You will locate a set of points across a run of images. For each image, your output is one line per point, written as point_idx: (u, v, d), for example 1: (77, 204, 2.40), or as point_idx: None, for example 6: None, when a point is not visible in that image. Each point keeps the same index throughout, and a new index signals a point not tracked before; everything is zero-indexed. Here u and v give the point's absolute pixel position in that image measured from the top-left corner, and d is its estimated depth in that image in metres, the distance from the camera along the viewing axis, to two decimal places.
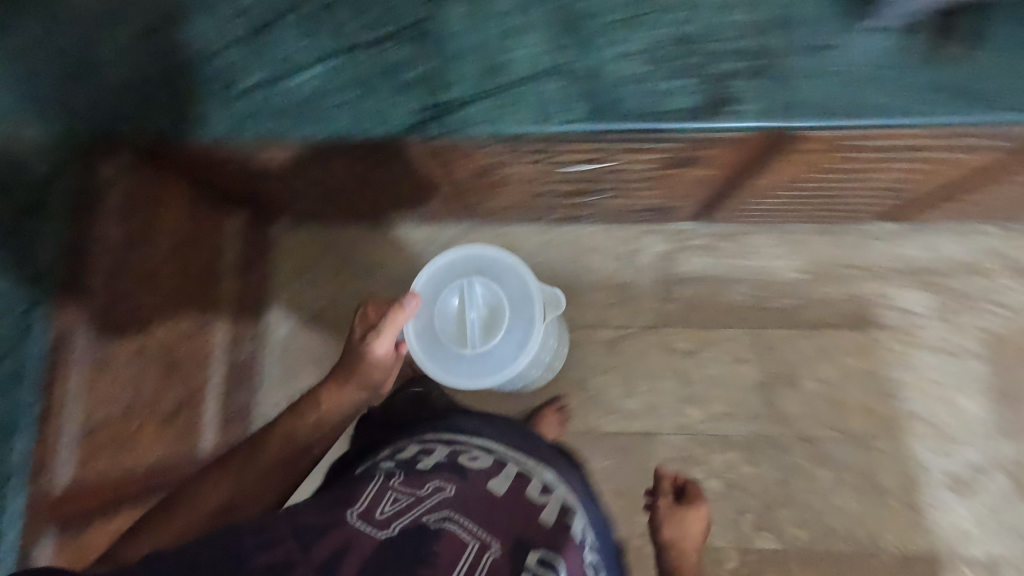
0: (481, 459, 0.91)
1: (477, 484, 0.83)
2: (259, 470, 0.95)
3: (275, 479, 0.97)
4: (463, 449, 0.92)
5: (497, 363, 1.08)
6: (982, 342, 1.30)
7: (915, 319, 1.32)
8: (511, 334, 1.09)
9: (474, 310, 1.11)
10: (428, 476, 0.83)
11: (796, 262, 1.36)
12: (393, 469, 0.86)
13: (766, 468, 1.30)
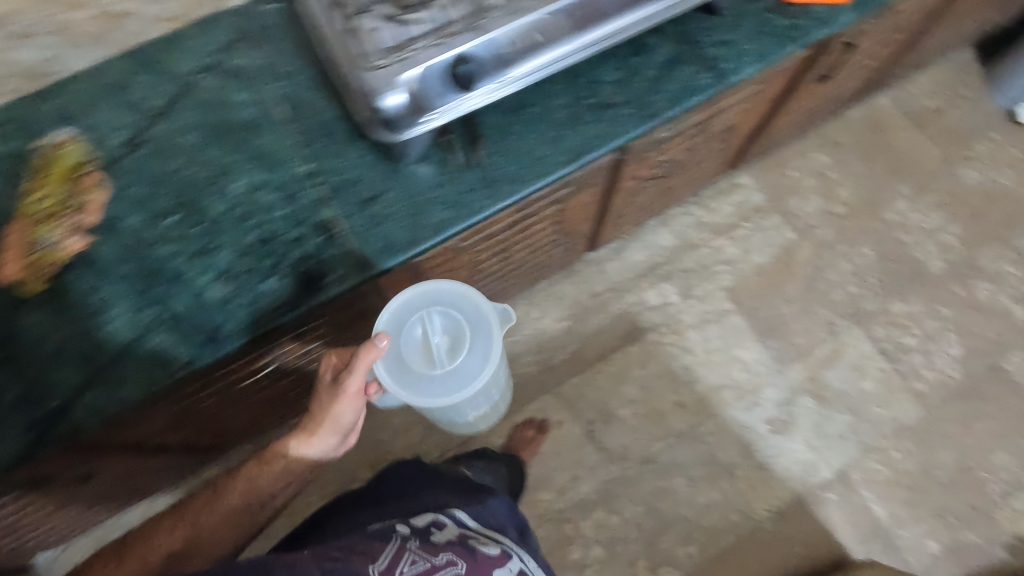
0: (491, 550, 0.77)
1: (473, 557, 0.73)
2: (264, 483, 0.86)
3: (263, 481, 0.86)
4: (471, 533, 0.79)
5: (454, 386, 0.87)
6: (727, 299, 1.46)
7: (671, 310, 1.46)
8: (466, 362, 0.87)
9: (437, 336, 0.86)
10: (441, 550, 0.72)
11: (558, 315, 1.46)
12: (403, 535, 0.75)
13: (628, 508, 1.32)
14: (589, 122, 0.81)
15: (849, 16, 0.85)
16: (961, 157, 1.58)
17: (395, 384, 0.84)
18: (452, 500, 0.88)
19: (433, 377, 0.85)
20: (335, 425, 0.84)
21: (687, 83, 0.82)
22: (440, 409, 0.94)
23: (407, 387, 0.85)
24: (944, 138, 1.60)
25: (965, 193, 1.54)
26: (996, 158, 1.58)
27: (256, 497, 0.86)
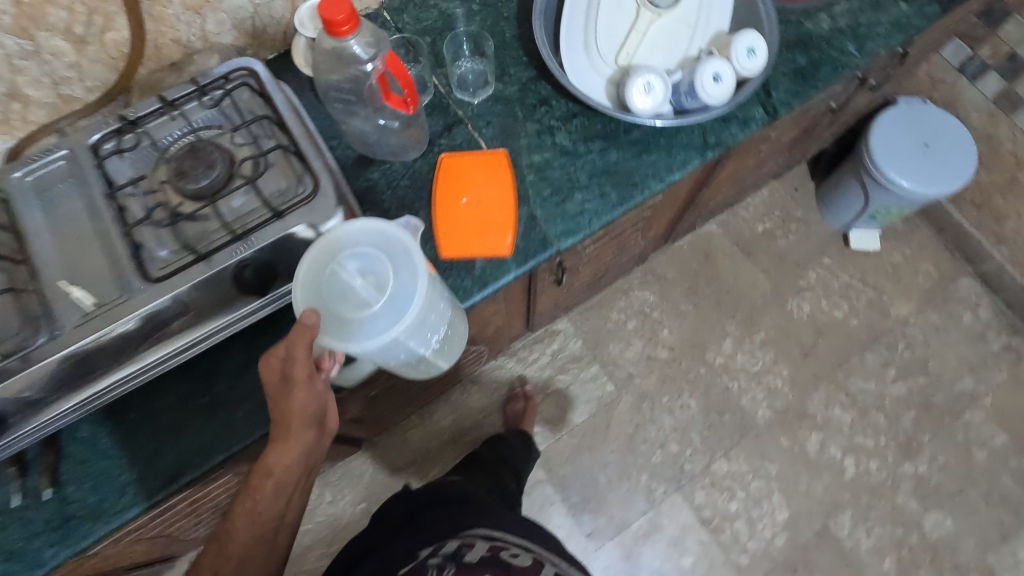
0: (521, 561, 0.67)
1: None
2: (268, 537, 0.65)
3: (256, 537, 0.64)
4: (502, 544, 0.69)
5: (401, 303, 0.61)
6: (537, 467, 1.35)
7: None
8: (402, 280, 0.61)
9: (358, 278, 0.61)
10: (478, 570, 0.62)
11: (354, 496, 1.34)
12: (437, 561, 0.64)
13: None
14: (198, 429, 0.69)
15: (511, 274, 0.75)
16: (793, 287, 1.48)
17: (358, 340, 0.61)
18: (500, 520, 0.75)
19: (378, 311, 0.60)
20: (297, 424, 0.62)
21: None
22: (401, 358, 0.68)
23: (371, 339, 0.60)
24: (774, 265, 1.50)
25: (796, 329, 1.44)
26: (830, 287, 1.48)
27: (265, 530, 0.64)
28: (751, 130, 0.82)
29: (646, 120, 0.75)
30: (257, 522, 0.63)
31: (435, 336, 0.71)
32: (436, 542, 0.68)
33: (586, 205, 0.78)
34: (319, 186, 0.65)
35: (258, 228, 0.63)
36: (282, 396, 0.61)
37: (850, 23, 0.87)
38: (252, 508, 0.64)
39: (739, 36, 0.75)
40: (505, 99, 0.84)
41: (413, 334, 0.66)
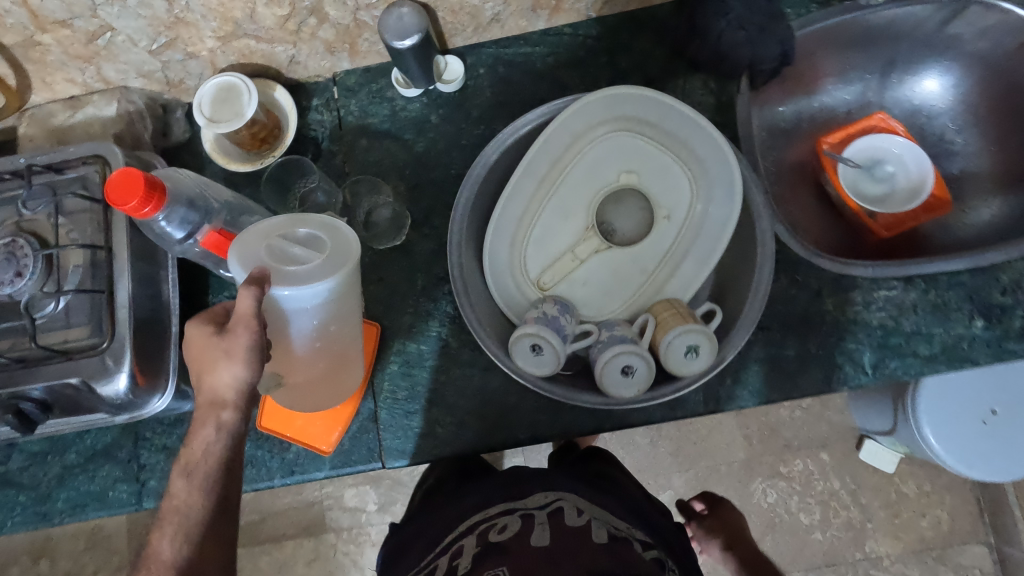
0: (512, 529, 0.59)
1: (524, 547, 0.56)
2: (215, 520, 0.53)
3: (199, 515, 0.53)
4: (488, 526, 0.60)
5: (341, 256, 0.52)
6: None
7: (360, 518, 1.34)
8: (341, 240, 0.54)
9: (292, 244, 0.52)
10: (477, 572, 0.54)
11: None
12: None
13: None
14: None
15: (320, 473, 0.66)
16: (769, 469, 1.27)
17: (293, 296, 0.51)
18: (471, 499, 0.65)
19: (323, 261, 0.51)
20: (217, 394, 0.54)
21: (99, 490, 0.68)
22: (334, 334, 0.57)
23: (321, 285, 0.50)
24: (762, 434, 1.28)
25: (748, 514, 1.26)
26: (811, 486, 1.26)
27: (216, 506, 0.53)
28: (675, 417, 0.64)
29: (525, 381, 0.59)
30: (191, 505, 0.53)
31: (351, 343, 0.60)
32: (431, 564, 0.60)
33: (439, 426, 0.66)
34: (113, 337, 0.58)
35: (40, 363, 0.58)
36: (206, 367, 0.53)
37: (885, 321, 0.63)
38: (176, 491, 0.53)
39: (680, 329, 0.56)
40: (412, 255, 0.69)
41: (343, 313, 0.56)
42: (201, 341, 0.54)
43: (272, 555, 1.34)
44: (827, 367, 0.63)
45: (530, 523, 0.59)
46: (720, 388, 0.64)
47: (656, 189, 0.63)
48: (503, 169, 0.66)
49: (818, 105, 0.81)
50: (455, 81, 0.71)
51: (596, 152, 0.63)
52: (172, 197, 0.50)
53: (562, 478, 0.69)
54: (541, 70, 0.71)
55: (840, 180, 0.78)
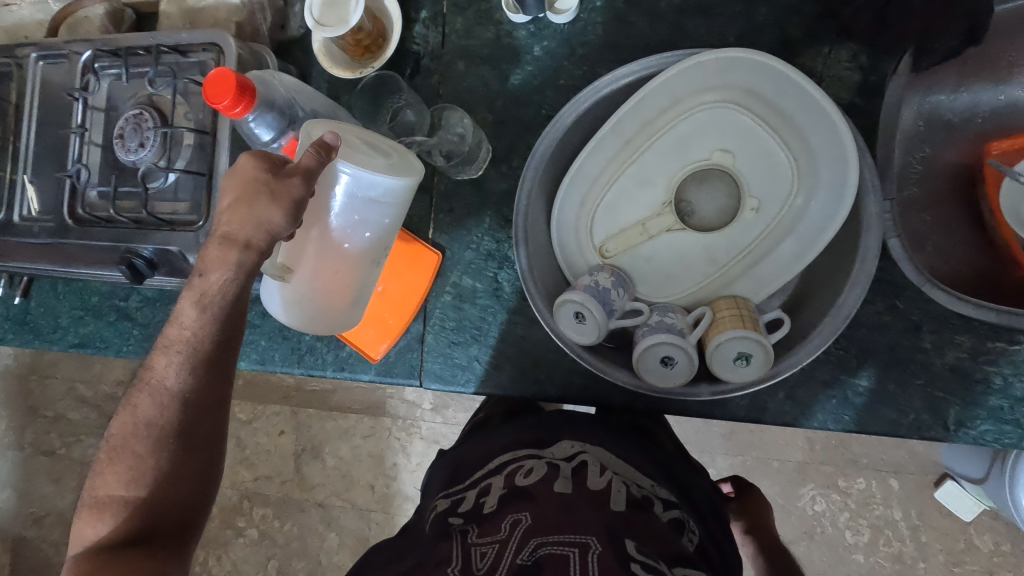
0: (537, 474, 0.55)
1: (549, 494, 0.51)
2: (214, 360, 0.56)
3: (202, 349, 0.55)
4: (515, 470, 0.56)
5: (404, 168, 0.54)
6: None
7: (415, 412, 1.46)
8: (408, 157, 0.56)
9: (364, 141, 0.53)
10: (500, 511, 0.50)
11: None
12: (460, 523, 0.51)
13: (288, 524, 1.53)
14: (107, 321, 0.83)
15: (367, 376, 0.71)
16: (825, 478, 1.20)
17: (352, 175, 0.51)
18: (504, 441, 0.62)
19: (389, 161, 0.53)
20: (232, 232, 0.50)
21: None
22: (357, 250, 0.56)
23: (386, 175, 0.51)
24: (826, 442, 1.20)
25: (787, 515, 1.21)
26: (867, 508, 1.18)
27: (208, 357, 0.56)
28: (712, 415, 0.60)
29: (563, 346, 0.58)
30: (196, 337, 0.54)
31: (373, 259, 0.58)
32: (459, 495, 0.57)
33: (477, 362, 0.68)
34: (208, 217, 0.64)
35: (151, 228, 0.66)
36: (244, 202, 0.49)
37: (988, 378, 0.54)
38: (184, 319, 0.54)
39: (734, 334, 0.51)
40: (484, 192, 0.69)
41: (385, 224, 0.56)
42: (250, 173, 0.50)
43: (336, 422, 1.51)
44: (901, 409, 0.56)
45: (553, 473, 0.54)
46: (769, 399, 0.59)
47: (752, 174, 0.57)
48: (593, 121, 0.61)
49: (1005, 100, 0.66)
50: (568, 12, 0.65)
51: (696, 121, 0.57)
52: (262, 99, 0.52)
53: (608, 428, 0.63)
54: (664, 12, 0.64)
55: (1000, 198, 0.66)
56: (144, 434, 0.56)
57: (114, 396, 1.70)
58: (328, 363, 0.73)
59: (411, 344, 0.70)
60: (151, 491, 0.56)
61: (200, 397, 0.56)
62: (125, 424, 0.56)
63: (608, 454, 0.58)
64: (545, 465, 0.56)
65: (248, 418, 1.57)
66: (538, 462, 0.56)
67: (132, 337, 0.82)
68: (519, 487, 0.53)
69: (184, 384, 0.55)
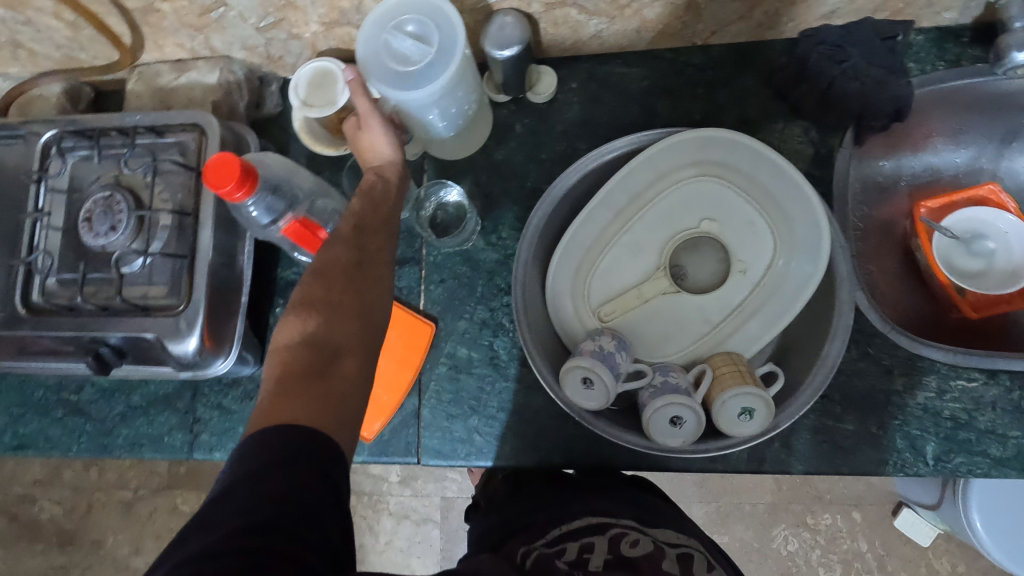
0: (643, 548, 0.55)
1: (657, 569, 0.52)
2: (381, 237, 0.53)
3: (374, 222, 0.53)
4: (620, 532, 0.57)
5: (451, 52, 0.55)
6: (437, 508, 1.36)
7: (382, 486, 1.38)
8: (450, 28, 0.55)
9: (408, 46, 0.55)
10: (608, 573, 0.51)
11: None
12: (566, 569, 0.52)
13: None
14: (53, 418, 0.75)
15: (358, 457, 0.68)
16: (794, 517, 1.25)
17: (401, 101, 0.57)
18: (596, 499, 0.61)
19: (433, 62, 0.55)
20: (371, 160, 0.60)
21: (156, 434, 0.73)
22: (454, 118, 0.65)
23: (428, 90, 0.55)
24: (790, 480, 1.26)
25: (762, 557, 1.24)
26: (836, 543, 1.23)
27: (363, 256, 0.51)
28: (716, 470, 0.62)
29: (571, 411, 0.59)
30: (366, 213, 0.54)
31: (470, 112, 0.66)
32: (556, 543, 0.56)
33: (476, 434, 0.67)
34: (189, 301, 0.61)
35: (124, 315, 0.62)
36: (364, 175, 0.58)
37: (956, 413, 0.60)
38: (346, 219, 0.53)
39: (738, 390, 0.54)
40: (475, 262, 0.70)
41: (461, 92, 0.61)
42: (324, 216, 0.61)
43: None
44: (886, 449, 0.60)
45: (661, 549, 0.55)
46: (767, 449, 0.62)
47: (737, 239, 0.61)
48: (582, 192, 0.65)
49: (922, 165, 0.76)
50: (547, 93, 0.70)
51: (684, 191, 0.61)
52: (262, 182, 0.52)
53: (690, 525, 0.64)
54: (635, 92, 0.70)
55: (932, 248, 0.74)
56: (317, 321, 0.47)
57: (28, 497, 1.51)
58: None
59: (410, 423, 0.68)
60: (321, 377, 0.44)
61: (364, 293, 0.50)
62: (289, 323, 0.47)
63: (700, 549, 0.59)
64: (652, 541, 0.57)
65: (190, 507, 1.45)
66: (646, 535, 0.57)
67: (84, 432, 0.74)
68: (631, 556, 0.53)
69: (355, 274, 0.50)
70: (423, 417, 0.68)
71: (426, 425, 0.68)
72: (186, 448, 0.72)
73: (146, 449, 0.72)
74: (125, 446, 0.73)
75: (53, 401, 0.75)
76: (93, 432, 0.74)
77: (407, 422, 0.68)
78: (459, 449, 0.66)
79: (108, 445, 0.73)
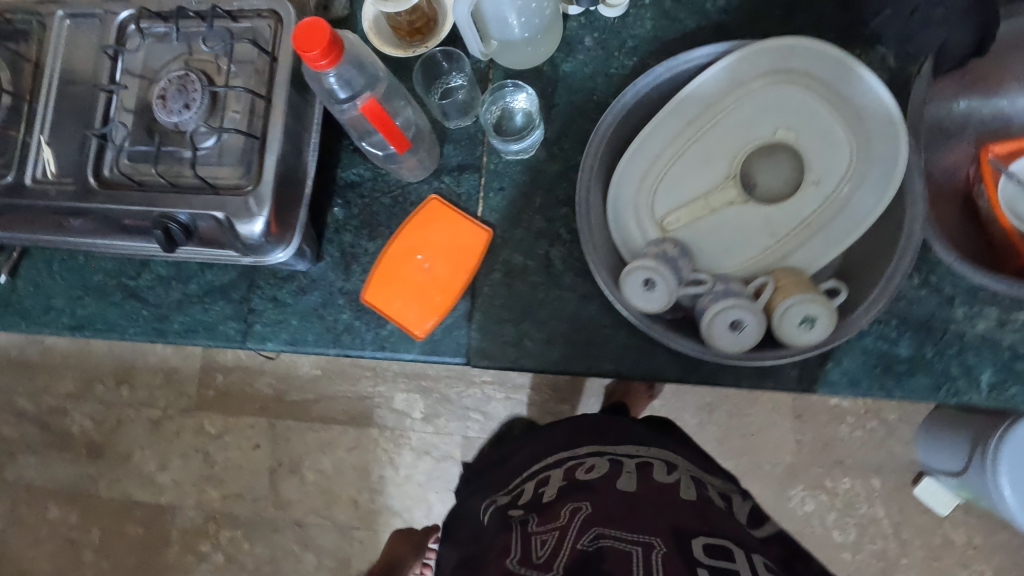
0: (599, 471, 0.72)
1: (608, 488, 0.69)
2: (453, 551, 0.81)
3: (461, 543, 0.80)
4: (575, 464, 0.74)
5: None
6: (458, 446, 1.39)
7: (405, 422, 1.41)
8: None
9: None
10: (560, 503, 0.69)
11: (315, 360, 1.46)
12: (525, 514, 0.71)
13: (260, 546, 1.43)
14: (110, 300, 0.77)
15: (408, 355, 0.70)
16: (813, 479, 1.26)
17: None
18: (552, 440, 0.80)
19: None
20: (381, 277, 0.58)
21: (211, 322, 0.74)
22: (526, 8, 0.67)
23: None
24: (811, 443, 1.26)
25: (777, 516, 1.26)
26: (852, 507, 1.24)
27: None
28: (764, 387, 0.63)
29: (629, 313, 0.59)
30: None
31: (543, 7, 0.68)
32: (521, 488, 0.76)
33: (526, 339, 0.68)
34: (258, 183, 0.62)
35: (192, 193, 0.63)
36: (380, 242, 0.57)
37: (1014, 345, 0.60)
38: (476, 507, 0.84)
39: (802, 297, 0.55)
40: (536, 172, 0.70)
41: None
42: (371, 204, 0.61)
43: (319, 433, 1.44)
44: (939, 376, 0.60)
45: (614, 466, 0.72)
46: (818, 370, 0.62)
47: (815, 154, 0.59)
48: (652, 103, 0.65)
49: (991, 110, 0.75)
50: (620, 6, 0.69)
51: (762, 100, 0.59)
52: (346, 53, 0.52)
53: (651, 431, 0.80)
54: (710, 11, 0.69)
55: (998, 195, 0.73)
56: None
57: (61, 410, 1.55)
58: (366, 341, 0.70)
59: (462, 325, 0.69)
60: None
61: None
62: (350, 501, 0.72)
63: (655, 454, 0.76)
64: (601, 462, 0.74)
65: (217, 429, 1.48)
66: (596, 459, 0.74)
67: (141, 316, 0.76)
68: (579, 481, 0.71)
69: None
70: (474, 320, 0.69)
71: (477, 328, 0.69)
72: (238, 337, 0.73)
73: (199, 336, 0.74)
74: (179, 332, 0.75)
75: (112, 285, 0.77)
76: (148, 316, 0.76)
77: (459, 325, 0.69)
78: (510, 352, 0.67)
79: (161, 330, 0.75)
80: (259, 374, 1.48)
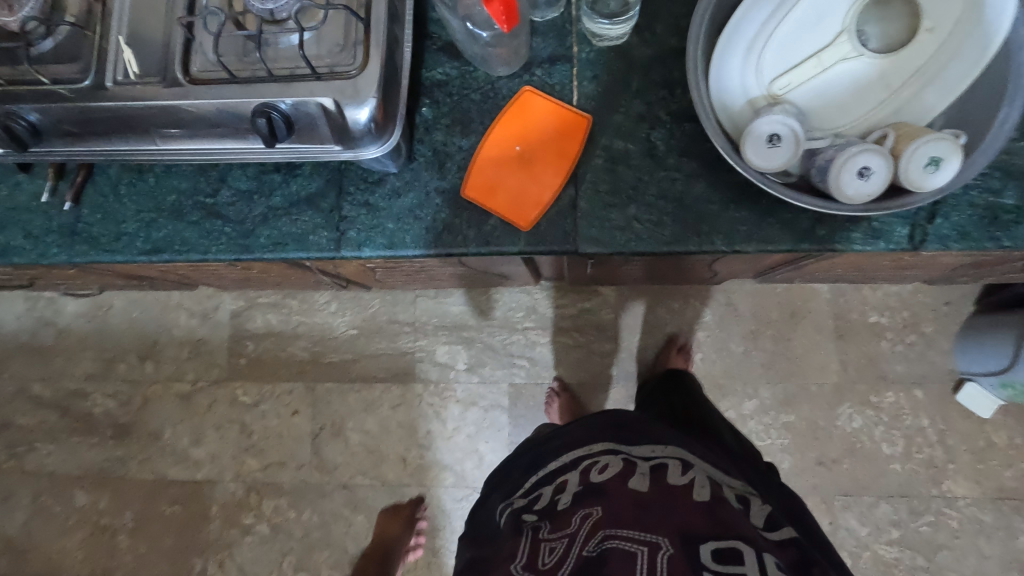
0: (613, 471, 0.67)
1: (620, 489, 0.63)
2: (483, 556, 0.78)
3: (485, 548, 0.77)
4: (587, 467, 0.69)
5: None
6: (505, 395, 1.38)
7: (449, 374, 1.39)
8: None
9: None
10: (571, 510, 0.64)
11: (351, 319, 1.42)
12: (535, 520, 0.67)
13: (306, 513, 1.39)
14: (187, 221, 0.74)
15: (513, 248, 0.69)
16: (859, 396, 1.29)
17: None
18: (570, 437, 0.75)
19: None
20: None
21: (300, 233, 0.72)
22: None
23: None
24: (855, 361, 1.29)
25: (827, 434, 1.28)
26: (898, 420, 1.27)
27: None
28: (876, 247, 0.65)
29: (752, 174, 0.60)
30: None
31: None
32: (534, 494, 0.71)
33: (635, 221, 0.67)
34: (366, 66, 0.60)
35: (296, 81, 0.61)
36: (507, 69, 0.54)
37: None
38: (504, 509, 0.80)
39: (928, 138, 0.56)
40: (630, 58, 0.70)
41: None
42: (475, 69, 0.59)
43: (360, 394, 1.41)
44: None
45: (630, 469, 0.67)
46: (928, 226, 0.64)
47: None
48: None
49: None
50: None
51: None
52: None
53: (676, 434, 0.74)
54: None
55: None
56: None
57: (81, 392, 1.48)
58: (469, 237, 0.69)
59: (568, 214, 0.68)
60: None
61: None
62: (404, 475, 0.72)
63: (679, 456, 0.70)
64: (614, 467, 0.68)
65: (252, 399, 1.44)
66: (614, 462, 0.68)
67: (223, 234, 0.73)
68: (590, 486, 0.65)
69: None
70: (580, 207, 0.68)
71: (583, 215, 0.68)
72: (330, 246, 0.71)
73: (288, 249, 0.72)
74: (265, 246, 0.72)
75: (190, 203, 0.74)
76: (231, 233, 0.73)
77: (565, 214, 0.68)
78: (620, 236, 0.67)
79: (246, 247, 0.73)
80: (293, 339, 1.44)
